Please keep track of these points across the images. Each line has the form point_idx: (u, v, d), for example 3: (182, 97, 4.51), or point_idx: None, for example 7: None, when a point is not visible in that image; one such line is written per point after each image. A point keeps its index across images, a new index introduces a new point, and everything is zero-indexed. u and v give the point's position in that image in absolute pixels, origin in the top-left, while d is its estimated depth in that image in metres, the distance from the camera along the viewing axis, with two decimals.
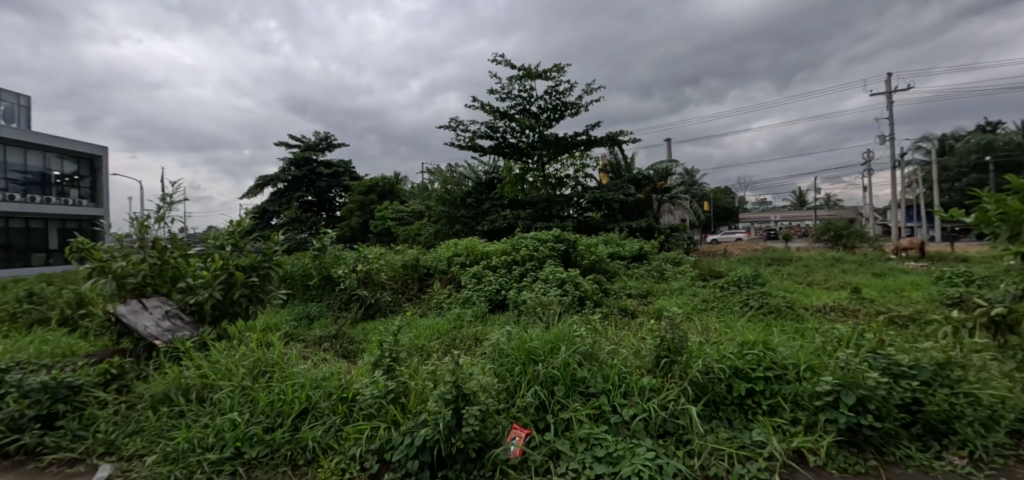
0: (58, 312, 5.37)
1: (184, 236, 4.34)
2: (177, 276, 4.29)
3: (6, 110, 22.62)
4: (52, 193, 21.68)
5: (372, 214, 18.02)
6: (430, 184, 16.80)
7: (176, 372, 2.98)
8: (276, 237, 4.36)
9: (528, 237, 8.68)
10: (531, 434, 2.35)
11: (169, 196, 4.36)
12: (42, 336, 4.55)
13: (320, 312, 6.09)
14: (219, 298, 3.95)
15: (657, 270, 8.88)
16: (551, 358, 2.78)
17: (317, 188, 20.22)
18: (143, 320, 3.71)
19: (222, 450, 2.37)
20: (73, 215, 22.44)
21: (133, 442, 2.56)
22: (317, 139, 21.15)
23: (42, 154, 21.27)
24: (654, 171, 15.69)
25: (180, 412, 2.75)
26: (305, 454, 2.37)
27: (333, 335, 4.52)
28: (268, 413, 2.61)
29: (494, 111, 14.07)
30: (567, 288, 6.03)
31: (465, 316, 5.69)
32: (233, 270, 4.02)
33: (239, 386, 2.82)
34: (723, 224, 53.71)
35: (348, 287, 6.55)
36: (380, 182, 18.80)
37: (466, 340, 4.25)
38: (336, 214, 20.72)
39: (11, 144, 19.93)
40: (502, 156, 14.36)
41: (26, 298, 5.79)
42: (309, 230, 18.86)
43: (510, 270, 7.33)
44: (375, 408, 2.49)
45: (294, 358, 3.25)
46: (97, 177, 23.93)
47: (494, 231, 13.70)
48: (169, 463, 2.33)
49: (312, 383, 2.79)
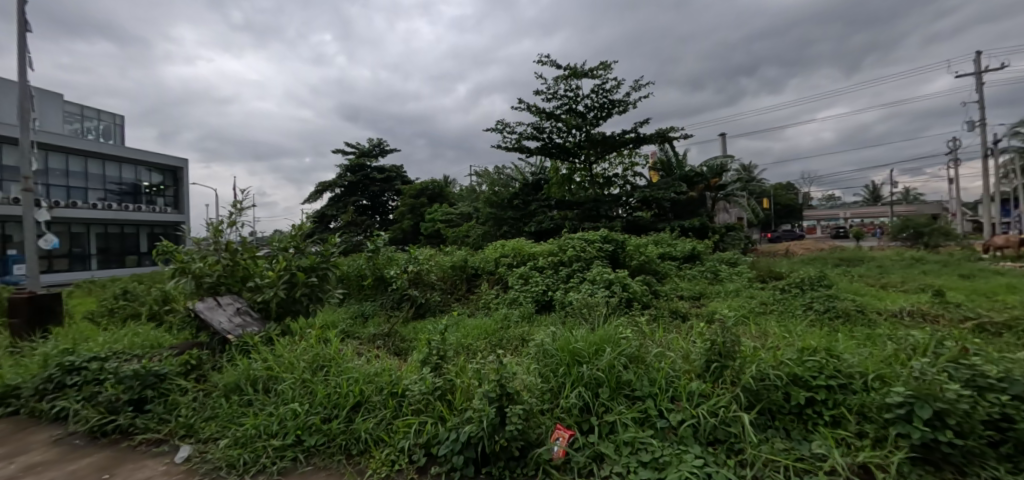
0: (148, 308, 6.01)
1: (253, 239, 4.83)
2: (246, 276, 4.65)
3: (105, 129, 25.49)
4: (142, 201, 24.10)
5: (422, 217, 18.54)
6: (478, 186, 17.20)
7: (245, 364, 3.24)
8: (334, 240, 4.77)
9: (575, 237, 8.58)
10: (575, 435, 2.32)
11: (239, 202, 4.77)
12: (133, 329, 5.05)
13: (373, 311, 6.38)
14: (283, 296, 4.30)
15: (711, 271, 8.54)
16: (596, 359, 2.73)
17: (371, 193, 21.08)
18: (218, 316, 4.05)
19: (286, 437, 2.56)
20: (159, 221, 24.82)
21: (209, 427, 2.80)
22: (370, 145, 22.00)
23: (133, 167, 23.71)
24: (708, 168, 15.16)
25: (249, 400, 2.99)
26: (359, 444, 2.49)
27: (386, 333, 4.73)
28: (325, 404, 2.77)
29: (540, 112, 14.10)
30: (615, 289, 5.93)
31: (512, 317, 5.77)
32: (296, 271, 4.42)
33: (300, 379, 3.02)
34: (784, 222, 50.41)
35: (399, 288, 6.83)
36: (430, 185, 19.31)
37: (513, 341, 4.30)
38: (389, 217, 21.55)
39: (108, 158, 22.42)
40: (549, 156, 14.34)
41: (122, 295, 6.48)
42: (364, 233, 19.72)
43: (558, 270, 7.33)
44: (423, 404, 2.58)
45: (350, 354, 3.42)
46: (179, 186, 26.34)
47: (541, 232, 13.61)
48: (239, 446, 2.54)
49: (365, 377, 2.94)
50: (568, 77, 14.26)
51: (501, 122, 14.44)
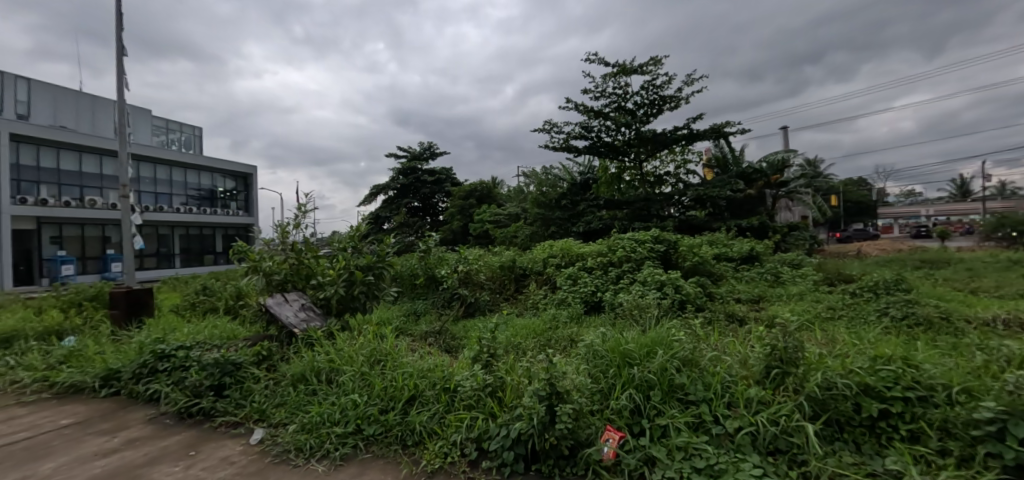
0: (224, 302, 6.57)
1: (315, 239, 5.22)
2: (309, 273, 4.95)
3: (187, 140, 28.03)
4: (217, 206, 26.30)
5: (471, 218, 18.88)
6: (526, 187, 17.30)
7: (309, 355, 3.46)
8: (388, 240, 5.09)
9: (625, 237, 8.42)
10: (625, 438, 2.29)
11: (303, 205, 5.13)
12: (213, 322, 5.53)
13: (425, 309, 6.60)
14: (343, 293, 4.57)
15: (772, 273, 8.09)
16: (647, 362, 2.68)
17: (422, 195, 21.74)
18: (285, 310, 4.35)
19: (347, 425, 2.72)
20: (232, 224, 26.95)
21: (278, 413, 3.03)
22: (421, 149, 22.69)
23: (210, 174, 25.92)
24: (768, 164, 14.38)
25: (313, 390, 3.20)
26: (414, 436, 2.59)
27: (437, 331, 4.88)
28: (382, 396, 2.92)
29: (588, 111, 13.97)
30: (667, 290, 5.76)
31: (560, 317, 5.76)
32: (354, 270, 4.71)
33: (359, 372, 3.19)
34: (856, 221, 46.58)
35: (450, 287, 7.02)
36: (478, 187, 19.62)
37: (561, 341, 4.31)
38: (439, 218, 22.13)
39: (189, 167, 24.64)
40: (597, 156, 14.16)
41: (203, 291, 7.12)
42: (415, 233, 20.36)
43: (606, 271, 7.23)
44: (474, 399, 2.65)
45: (404, 350, 3.57)
46: (249, 191, 28.48)
47: (590, 232, 13.46)
48: (306, 432, 2.72)
49: (419, 372, 3.06)
50: (616, 75, 14.03)
51: (548, 122, 14.47)
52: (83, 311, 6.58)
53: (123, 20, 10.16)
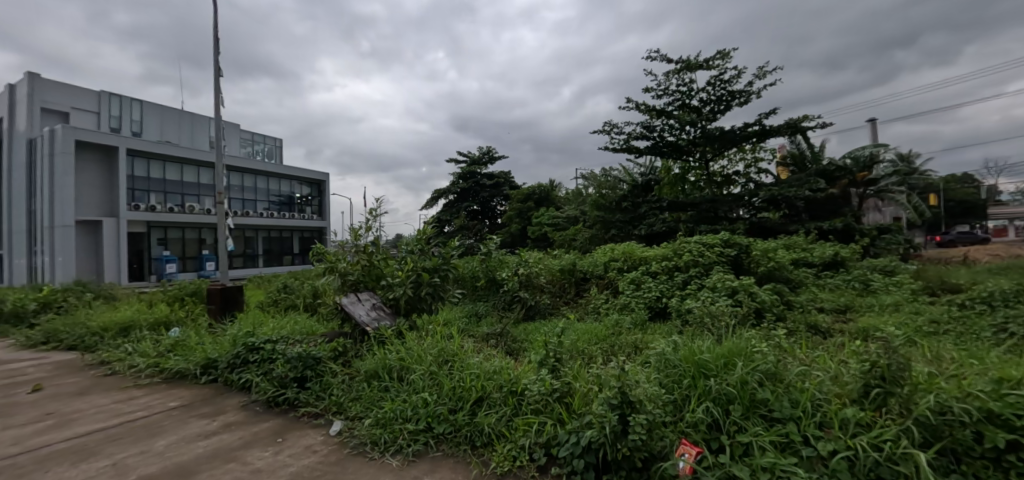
0: (303, 301, 7.07)
1: (385, 241, 5.50)
2: (379, 275, 5.20)
3: (270, 150, 30.61)
4: (295, 210, 28.44)
5: (529, 221, 18.94)
6: (585, 189, 17.08)
7: (382, 353, 3.63)
8: (453, 243, 5.28)
9: (691, 240, 8.03)
10: (703, 453, 2.17)
11: (374, 210, 5.41)
12: (294, 319, 5.97)
13: (487, 311, 6.68)
14: (411, 294, 4.76)
15: (860, 280, 7.36)
16: (725, 374, 2.53)
17: (481, 198, 22.15)
18: (358, 309, 4.58)
19: (418, 423, 2.81)
20: (308, 227, 28.99)
21: (354, 406, 3.19)
22: (480, 153, 23.13)
23: (289, 181, 28.11)
24: (853, 160, 13.16)
25: (386, 386, 3.34)
26: (482, 437, 2.62)
27: (499, 333, 4.93)
28: (451, 396, 2.98)
29: (650, 110, 13.54)
30: (740, 298, 5.41)
31: (624, 323, 5.59)
32: (421, 272, 4.90)
33: (428, 371, 3.29)
34: (961, 222, 41.25)
35: (511, 289, 7.06)
36: (536, 190, 19.64)
37: (626, 348, 4.19)
38: (498, 221, 22.40)
39: (271, 175, 26.88)
40: (660, 156, 13.67)
41: (285, 289, 7.71)
42: (475, 236, 20.76)
43: (672, 276, 6.93)
44: (541, 404, 2.63)
45: (470, 352, 3.64)
46: (322, 197, 30.50)
47: (652, 235, 13.01)
48: (380, 426, 2.85)
49: (486, 374, 3.10)
50: (680, 71, 13.49)
51: (609, 123, 14.22)
52: (185, 305, 7.34)
53: (218, 44, 11.29)
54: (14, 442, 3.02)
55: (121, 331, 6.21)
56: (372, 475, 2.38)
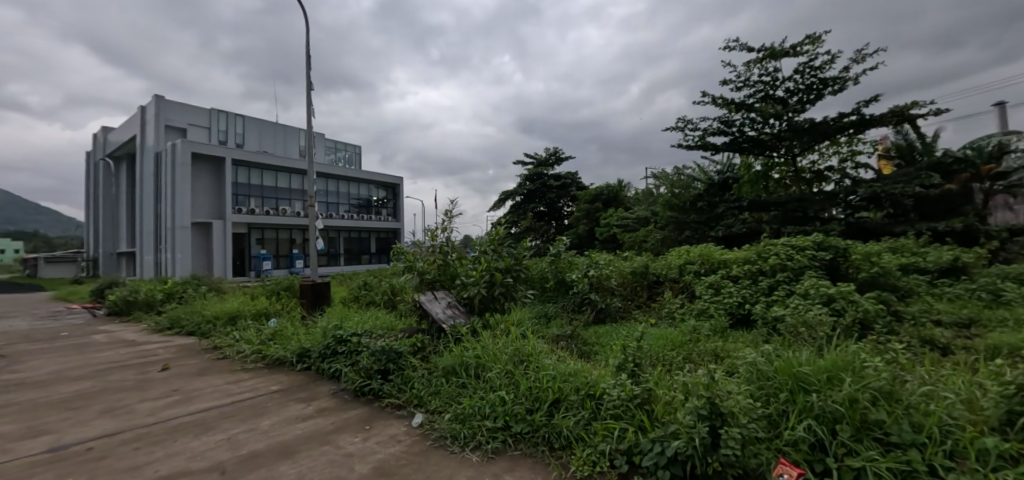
0: (382, 298, 7.49)
1: (458, 242, 5.66)
2: (454, 274, 5.38)
3: (351, 157, 32.86)
4: (372, 213, 30.29)
5: (597, 222, 18.60)
6: (656, 189, 16.45)
7: (459, 351, 3.74)
8: (525, 244, 5.33)
9: (778, 242, 7.42)
10: (805, 475, 1.99)
11: (449, 211, 5.61)
12: (375, 314, 6.36)
13: (556, 313, 6.66)
14: (484, 293, 4.88)
15: (988, 290, 6.35)
16: (829, 390, 2.31)
17: (548, 200, 22.14)
18: (435, 307, 4.77)
19: (496, 420, 2.86)
20: (384, 228, 30.73)
21: (434, 400, 3.32)
22: (547, 154, 23.12)
23: (367, 185, 29.99)
24: (976, 150, 11.44)
25: (463, 383, 3.43)
26: (561, 439, 2.61)
27: (569, 335, 4.88)
28: (528, 396, 3.00)
29: (729, 103, 12.74)
30: (838, 306, 4.91)
31: (702, 329, 5.29)
32: (494, 272, 5.01)
33: (504, 370, 3.35)
34: None
35: (580, 291, 6.96)
36: (605, 190, 19.25)
37: (706, 356, 3.97)
38: (564, 222, 22.27)
39: (352, 180, 28.85)
40: (740, 152, 12.80)
41: (366, 287, 8.23)
42: (542, 237, 20.80)
43: (755, 281, 6.45)
44: (622, 410, 2.57)
45: (545, 352, 3.64)
46: (397, 199, 32.18)
47: (732, 236, 12.21)
48: (459, 421, 2.93)
49: (562, 376, 3.08)
50: (763, 60, 12.56)
51: (682, 119, 13.57)
52: (281, 299, 8.09)
53: (308, 61, 12.34)
54: (150, 413, 3.49)
55: (229, 319, 6.98)
56: (454, 469, 2.46)
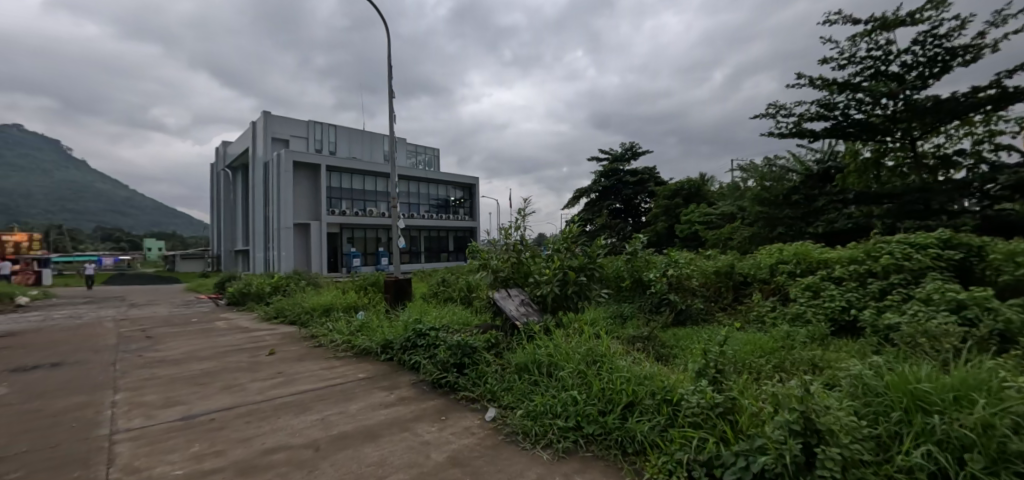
0: (459, 294, 7.77)
1: (532, 239, 5.69)
2: (528, 272, 5.42)
3: (430, 160, 34.45)
4: (450, 212, 31.52)
5: (677, 219, 17.70)
6: (744, 182, 15.28)
7: (532, 348, 3.76)
8: (599, 242, 5.22)
9: (891, 239, 6.53)
10: None
11: (522, 209, 5.67)
12: (453, 310, 6.61)
13: (632, 313, 6.44)
14: (557, 291, 4.88)
15: None
16: (956, 412, 1.99)
17: (624, 196, 21.50)
18: (509, 304, 4.84)
19: (568, 420, 2.84)
20: (461, 227, 31.82)
21: (507, 396, 3.37)
22: (623, 149, 22.46)
23: (445, 186, 31.27)
24: None
25: (535, 380, 3.45)
26: (635, 444, 2.53)
27: (646, 337, 4.70)
28: (600, 398, 2.94)
29: (830, 84, 11.46)
30: (969, 315, 4.20)
31: (797, 336, 4.82)
32: (567, 270, 4.97)
33: (576, 369, 3.31)
34: None
35: (658, 291, 6.68)
36: (686, 185, 18.27)
37: (802, 365, 3.61)
38: (642, 219, 21.51)
39: (431, 181, 30.24)
40: (844, 138, 11.47)
41: (445, 284, 8.58)
42: (618, 235, 20.27)
43: (862, 283, 5.74)
44: (701, 418, 2.43)
45: (619, 353, 3.55)
46: (473, 199, 33.15)
47: (834, 233, 10.99)
48: (531, 418, 2.95)
49: (636, 378, 2.98)
50: (872, 33, 11.13)
51: (774, 105, 12.46)
52: (368, 293, 8.70)
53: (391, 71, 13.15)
54: (259, 392, 3.94)
55: (324, 311, 7.66)
56: (524, 465, 2.48)
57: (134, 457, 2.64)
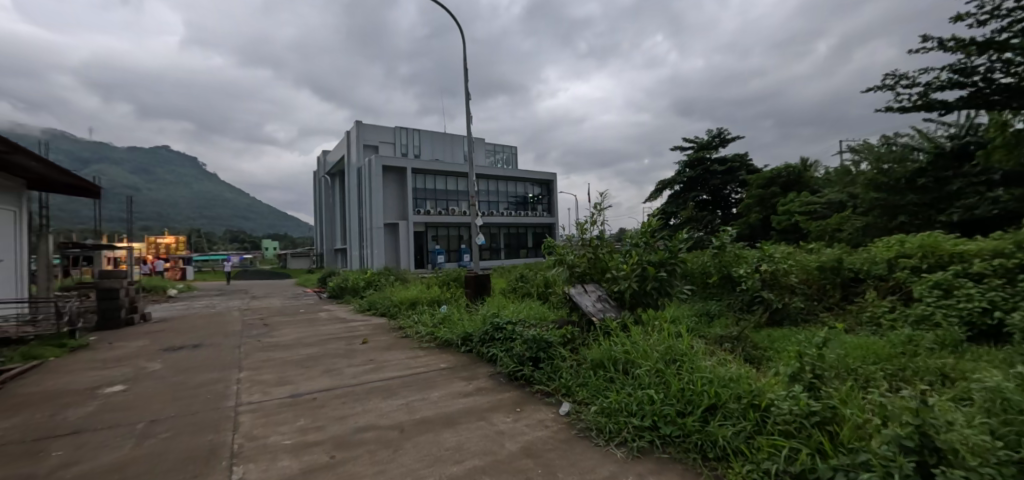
0: (538, 289, 7.85)
1: (610, 234, 5.57)
2: (605, 268, 5.33)
3: (508, 158, 35.04)
4: (529, 209, 31.86)
5: (773, 209, 16.23)
6: (854, 166, 13.59)
7: (608, 345, 3.70)
8: (680, 236, 4.97)
9: None
10: None
11: (598, 204, 5.58)
12: (531, 305, 6.70)
13: (720, 311, 6.05)
14: (636, 287, 4.74)
15: None
16: None
17: (712, 187, 20.18)
18: (585, 300, 4.80)
19: (644, 419, 2.76)
20: (539, 223, 31.96)
21: (582, 392, 3.36)
22: (709, 137, 21.07)
23: (523, 183, 31.63)
24: None
25: (611, 377, 3.39)
26: (716, 449, 2.39)
27: (735, 337, 4.40)
28: (680, 398, 2.82)
29: (965, 45, 9.76)
30: None
31: (919, 340, 4.21)
32: (646, 265, 4.81)
33: (654, 368, 3.21)
34: None
35: (750, 288, 6.20)
36: (783, 172, 16.68)
37: (925, 375, 3.15)
38: (733, 211, 20.05)
39: (510, 179, 30.77)
40: (986, 108, 9.71)
41: (524, 280, 8.72)
42: (705, 229, 19.08)
43: (1009, 281, 4.84)
44: (794, 427, 2.24)
45: (702, 353, 3.37)
46: (551, 195, 33.13)
47: (971, 222, 9.45)
48: (605, 415, 2.92)
49: (720, 381, 2.82)
50: None
51: (891, 75, 10.91)
52: (451, 288, 9.11)
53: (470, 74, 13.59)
54: (354, 376, 4.33)
55: (412, 304, 8.16)
56: (597, 461, 2.46)
57: (254, 426, 3.05)
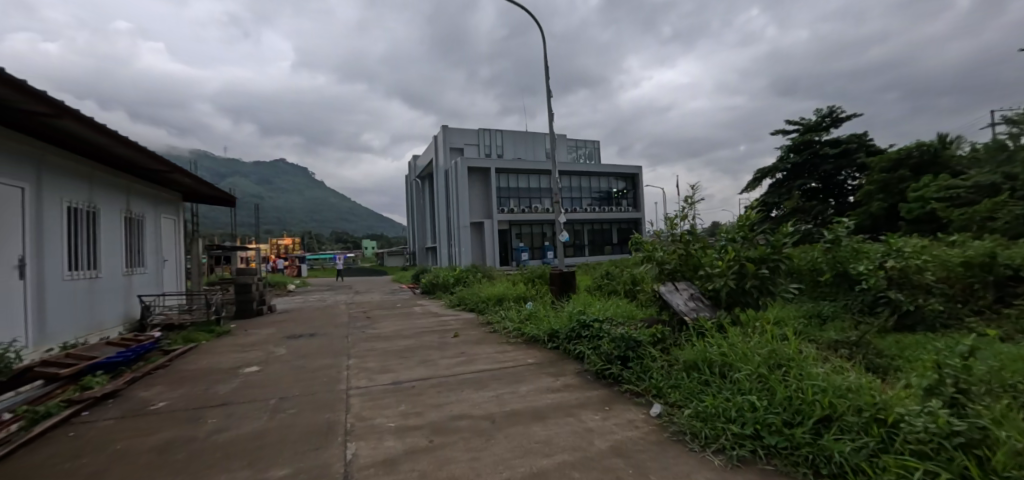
0: (625, 287, 7.67)
1: (702, 229, 5.26)
2: (698, 264, 5.04)
3: (590, 153, 34.49)
4: (613, 204, 31.07)
5: (902, 196, 14.13)
6: (1012, 141, 11.34)
7: (702, 346, 3.51)
8: (784, 230, 4.56)
9: None
10: None
11: (689, 197, 5.31)
12: (618, 302, 6.56)
13: (834, 313, 5.42)
14: (733, 286, 4.43)
15: None
16: None
17: (823, 173, 18.08)
18: (676, 298, 4.59)
19: (744, 427, 2.57)
20: (625, 219, 30.99)
21: (674, 393, 3.22)
22: (818, 118, 18.90)
23: (606, 178, 30.92)
24: None
25: (706, 380, 3.21)
26: (832, 466, 2.16)
27: (854, 342, 3.92)
28: (787, 406, 2.59)
29: None
30: None
31: None
32: (744, 262, 4.47)
33: (756, 372, 2.98)
34: None
35: (873, 288, 5.48)
36: (914, 153, 14.44)
37: None
38: (849, 199, 17.79)
39: (592, 174, 30.28)
40: None
41: (610, 277, 8.56)
42: (815, 220, 17.15)
43: None
44: (931, 447, 1.96)
45: (812, 359, 3.06)
46: (637, 189, 31.97)
47: None
48: (700, 420, 2.78)
49: (835, 390, 2.54)
50: None
51: None
52: (536, 285, 9.23)
53: None
54: (448, 367, 4.59)
55: (499, 301, 8.41)
56: (691, 467, 2.36)
57: (363, 408, 3.38)
